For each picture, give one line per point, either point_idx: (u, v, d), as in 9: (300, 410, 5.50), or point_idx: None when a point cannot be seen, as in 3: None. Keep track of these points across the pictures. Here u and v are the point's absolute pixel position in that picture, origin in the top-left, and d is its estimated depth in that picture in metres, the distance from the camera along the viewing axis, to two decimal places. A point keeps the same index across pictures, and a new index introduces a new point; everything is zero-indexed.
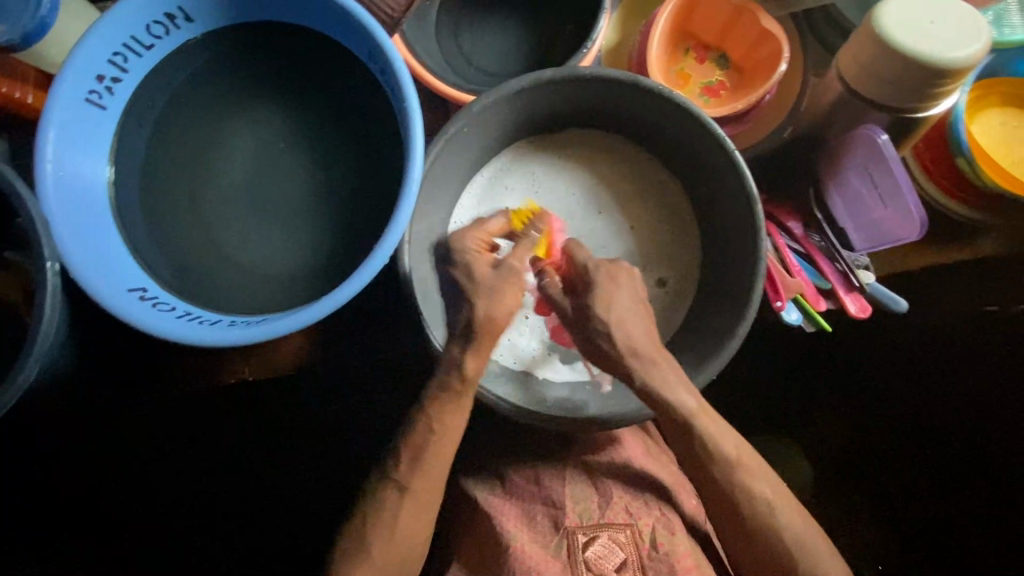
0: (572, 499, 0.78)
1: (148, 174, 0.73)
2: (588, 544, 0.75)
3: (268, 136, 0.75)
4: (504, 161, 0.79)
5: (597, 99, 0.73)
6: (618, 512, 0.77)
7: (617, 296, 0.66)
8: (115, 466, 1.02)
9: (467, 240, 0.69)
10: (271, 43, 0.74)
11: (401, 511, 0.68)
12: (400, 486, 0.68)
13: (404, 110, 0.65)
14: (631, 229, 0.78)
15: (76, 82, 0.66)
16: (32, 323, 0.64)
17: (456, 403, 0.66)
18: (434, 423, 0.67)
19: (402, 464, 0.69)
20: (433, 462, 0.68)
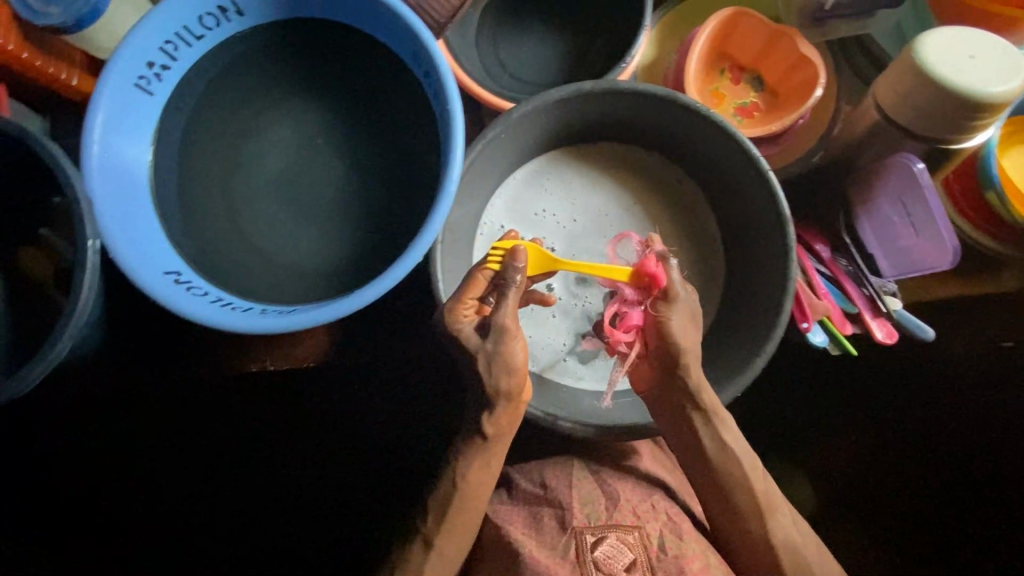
0: (578, 499, 0.75)
1: (187, 161, 0.74)
2: (596, 544, 0.71)
3: (306, 131, 0.77)
4: (535, 169, 0.80)
5: (634, 114, 0.74)
6: (626, 514, 0.74)
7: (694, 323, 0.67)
8: (119, 468, 1.06)
9: (451, 316, 0.66)
10: (318, 40, 0.75)
11: (425, 558, 0.73)
12: (426, 539, 0.73)
13: (447, 113, 0.66)
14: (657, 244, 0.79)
15: (127, 67, 0.67)
16: (69, 300, 0.64)
17: (482, 457, 0.72)
18: (466, 476, 0.73)
19: (431, 518, 0.74)
20: (460, 514, 0.73)
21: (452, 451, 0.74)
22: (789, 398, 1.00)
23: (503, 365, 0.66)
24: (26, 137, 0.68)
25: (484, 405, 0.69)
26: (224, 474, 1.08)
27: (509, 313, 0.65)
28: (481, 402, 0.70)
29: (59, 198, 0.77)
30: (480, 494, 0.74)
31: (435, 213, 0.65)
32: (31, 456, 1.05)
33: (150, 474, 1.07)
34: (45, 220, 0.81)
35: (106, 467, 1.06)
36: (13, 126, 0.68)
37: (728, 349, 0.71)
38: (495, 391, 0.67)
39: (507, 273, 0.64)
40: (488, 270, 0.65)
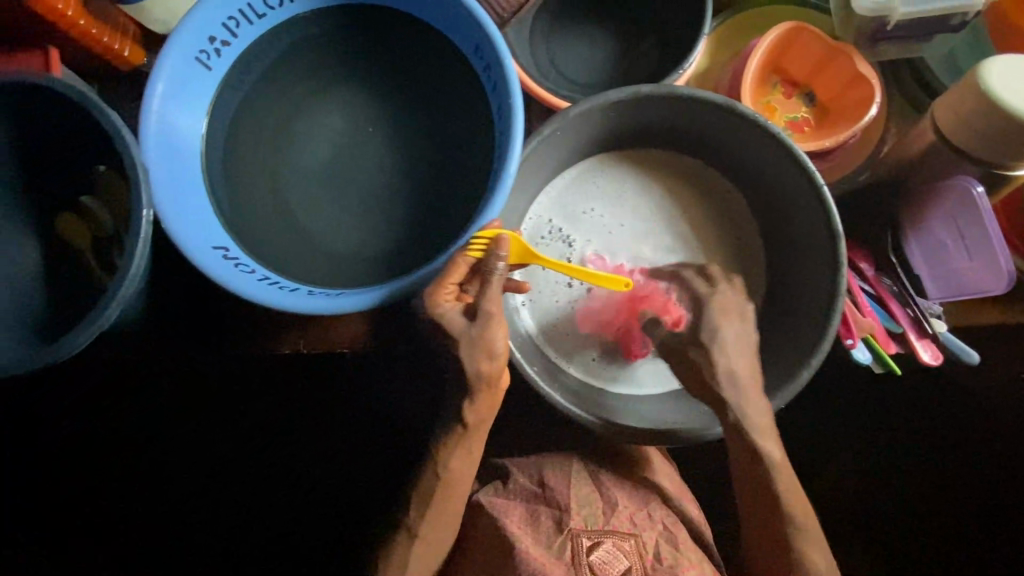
0: (578, 502, 0.79)
1: (239, 138, 0.74)
2: (592, 548, 0.75)
3: (356, 116, 0.76)
4: (583, 168, 0.79)
5: (688, 121, 0.74)
6: (623, 520, 0.78)
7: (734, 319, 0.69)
8: (121, 468, 1.09)
9: (433, 299, 0.65)
10: (378, 25, 0.75)
11: (409, 547, 0.74)
12: (410, 530, 0.74)
13: (507, 106, 0.66)
14: (700, 254, 0.79)
15: (190, 40, 0.67)
16: (119, 267, 0.63)
17: (462, 447, 0.71)
18: (453, 464, 0.72)
19: (414, 504, 0.74)
20: (443, 508, 0.74)
21: (436, 439, 0.73)
22: (812, 418, 1.00)
23: (485, 353, 0.65)
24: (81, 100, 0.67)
25: (464, 391, 0.68)
26: (233, 468, 1.09)
27: (494, 298, 0.65)
28: (461, 388, 0.69)
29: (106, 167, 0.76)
30: (465, 481, 0.74)
31: (490, 205, 0.64)
32: (31, 455, 1.08)
33: (160, 466, 1.09)
34: (89, 189, 0.80)
35: (110, 464, 1.09)
36: (69, 87, 0.67)
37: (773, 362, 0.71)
38: (475, 378, 0.66)
39: (489, 258, 0.65)
40: (472, 256, 0.65)
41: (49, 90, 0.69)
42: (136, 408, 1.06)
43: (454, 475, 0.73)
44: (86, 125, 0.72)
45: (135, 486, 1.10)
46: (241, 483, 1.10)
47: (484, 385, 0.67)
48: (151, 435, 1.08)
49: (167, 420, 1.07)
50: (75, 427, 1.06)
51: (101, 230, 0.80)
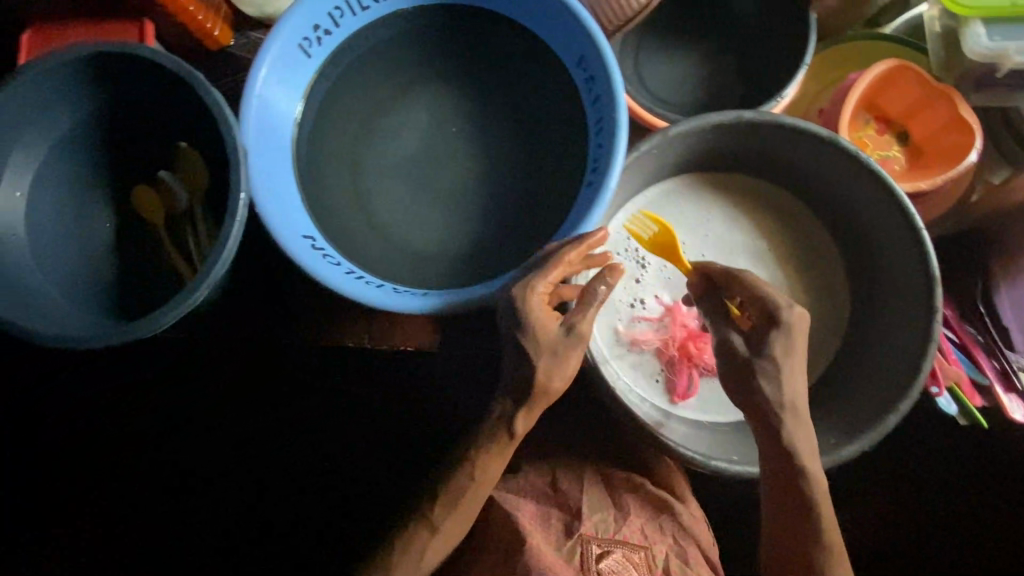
0: (591, 509, 0.77)
1: (327, 128, 0.73)
2: (601, 557, 0.73)
3: (445, 116, 0.75)
4: (667, 187, 0.78)
5: (786, 150, 0.72)
6: (633, 531, 0.76)
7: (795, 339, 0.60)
8: (127, 467, 1.05)
9: (529, 297, 0.61)
10: (478, 27, 0.74)
11: (429, 543, 0.67)
12: (432, 524, 0.67)
13: (611, 120, 0.65)
14: (777, 290, 0.77)
15: (295, 27, 0.67)
16: (212, 248, 0.62)
17: (500, 454, 0.65)
18: (482, 469, 0.66)
19: (438, 505, 0.67)
20: (467, 505, 0.67)
21: (472, 444, 0.66)
22: (870, 471, 0.93)
23: (559, 368, 0.61)
24: (185, 75, 0.66)
25: (517, 396, 0.63)
26: (246, 469, 1.05)
27: (591, 320, 0.62)
28: (510, 394, 0.64)
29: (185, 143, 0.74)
30: (483, 492, 0.67)
31: (587, 219, 0.65)
32: (32, 456, 1.03)
33: (169, 465, 1.05)
34: (163, 165, 0.76)
35: (111, 464, 1.04)
36: (172, 61, 0.65)
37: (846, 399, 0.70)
38: (539, 389, 0.62)
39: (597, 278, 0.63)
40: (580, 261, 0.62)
41: (146, 62, 0.66)
42: (144, 404, 1.02)
43: (474, 480, 0.66)
44: (180, 102, 0.70)
45: (136, 488, 1.05)
46: (253, 486, 1.05)
47: (545, 393, 0.62)
48: (161, 433, 1.04)
49: (179, 419, 1.03)
50: (78, 421, 1.02)
51: (172, 208, 0.75)
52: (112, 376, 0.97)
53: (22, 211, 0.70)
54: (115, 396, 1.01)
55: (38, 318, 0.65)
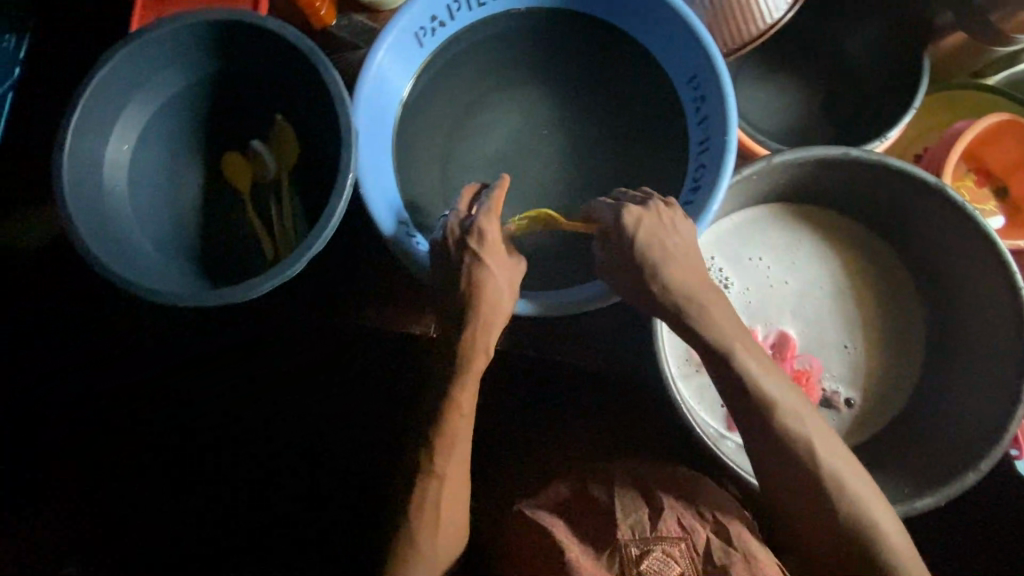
0: (622, 509, 0.65)
1: (426, 117, 0.73)
2: (641, 558, 0.61)
3: (542, 116, 0.74)
4: (755, 214, 0.76)
5: (883, 191, 0.71)
6: (670, 522, 0.64)
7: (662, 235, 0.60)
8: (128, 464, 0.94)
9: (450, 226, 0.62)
10: (587, 34, 0.73)
11: (441, 493, 0.62)
12: (435, 476, 0.62)
13: (718, 141, 0.65)
14: (854, 336, 0.75)
15: (415, 15, 0.67)
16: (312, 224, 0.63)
17: (470, 379, 0.62)
18: (463, 407, 0.62)
19: (437, 453, 0.62)
20: (454, 440, 0.62)
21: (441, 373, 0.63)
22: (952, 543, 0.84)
23: (506, 267, 0.62)
24: (305, 50, 0.66)
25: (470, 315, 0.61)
26: (252, 472, 0.94)
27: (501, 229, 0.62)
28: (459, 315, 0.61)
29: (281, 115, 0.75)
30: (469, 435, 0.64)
31: None
32: (32, 456, 0.92)
33: (174, 460, 0.93)
34: (258, 134, 0.76)
35: (109, 465, 0.93)
36: (295, 35, 0.66)
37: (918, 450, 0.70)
38: (492, 298, 0.60)
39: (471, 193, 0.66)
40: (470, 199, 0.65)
41: (269, 33, 0.68)
42: (150, 389, 0.90)
43: (463, 415, 0.62)
44: (293, 77, 0.72)
45: (137, 490, 0.94)
46: (261, 488, 0.93)
47: (503, 304, 0.62)
48: (159, 435, 0.92)
49: (182, 420, 0.92)
50: (87, 399, 0.89)
51: (261, 177, 0.76)
52: (114, 374, 0.88)
53: (126, 162, 0.71)
54: (114, 397, 0.90)
55: (131, 268, 0.66)
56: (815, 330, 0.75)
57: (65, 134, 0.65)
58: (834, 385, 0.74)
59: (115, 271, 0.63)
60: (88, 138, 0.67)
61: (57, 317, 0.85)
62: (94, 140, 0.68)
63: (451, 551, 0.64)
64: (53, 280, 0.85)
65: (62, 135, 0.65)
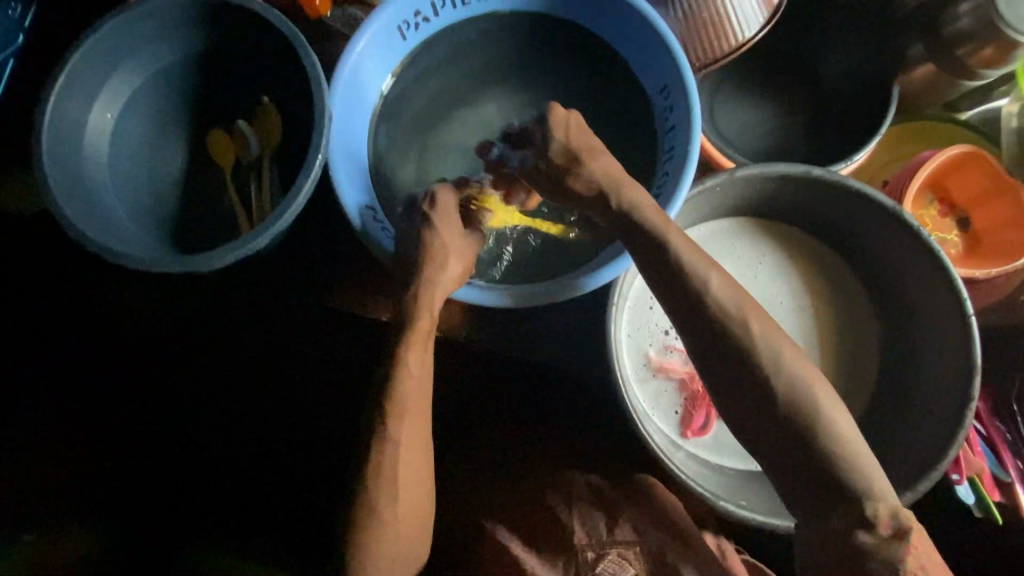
0: (580, 519, 0.72)
1: (404, 107, 0.75)
2: (596, 562, 0.69)
3: (519, 114, 0.76)
4: (717, 227, 0.78)
5: (842, 214, 0.72)
6: (625, 530, 0.71)
7: (576, 131, 0.63)
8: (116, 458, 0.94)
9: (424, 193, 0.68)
10: (565, 40, 0.74)
11: (398, 459, 0.62)
12: (393, 441, 0.61)
13: (682, 150, 0.66)
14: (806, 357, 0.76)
15: (399, 9, 0.69)
16: (282, 201, 0.64)
17: (421, 340, 0.62)
18: (411, 366, 0.61)
19: (392, 420, 0.61)
20: (410, 400, 0.61)
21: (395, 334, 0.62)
22: None
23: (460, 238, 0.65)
24: (288, 33, 0.68)
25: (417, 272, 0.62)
26: (238, 468, 0.96)
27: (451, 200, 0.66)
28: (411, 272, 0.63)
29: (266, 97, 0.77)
30: (421, 398, 0.62)
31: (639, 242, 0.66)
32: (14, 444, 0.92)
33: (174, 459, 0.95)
34: (243, 115, 0.78)
35: (109, 465, 0.93)
36: (279, 19, 0.68)
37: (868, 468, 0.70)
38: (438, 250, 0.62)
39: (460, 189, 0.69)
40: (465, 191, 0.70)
41: (256, 16, 0.69)
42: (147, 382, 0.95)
43: (415, 377, 0.61)
44: (278, 63, 0.74)
45: (137, 490, 0.94)
46: (245, 485, 0.96)
47: (451, 269, 0.63)
48: (160, 435, 0.95)
49: (182, 420, 0.96)
50: (83, 387, 0.93)
51: (242, 156, 0.77)
52: (113, 373, 0.93)
53: (108, 130, 0.73)
54: (116, 395, 0.94)
55: (104, 233, 0.68)
56: None
57: (48, 97, 0.66)
58: None
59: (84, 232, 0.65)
60: (71, 104, 0.69)
61: (58, 317, 0.91)
62: (77, 107, 0.69)
63: (418, 521, 0.65)
64: (54, 281, 0.90)
65: (45, 98, 0.66)
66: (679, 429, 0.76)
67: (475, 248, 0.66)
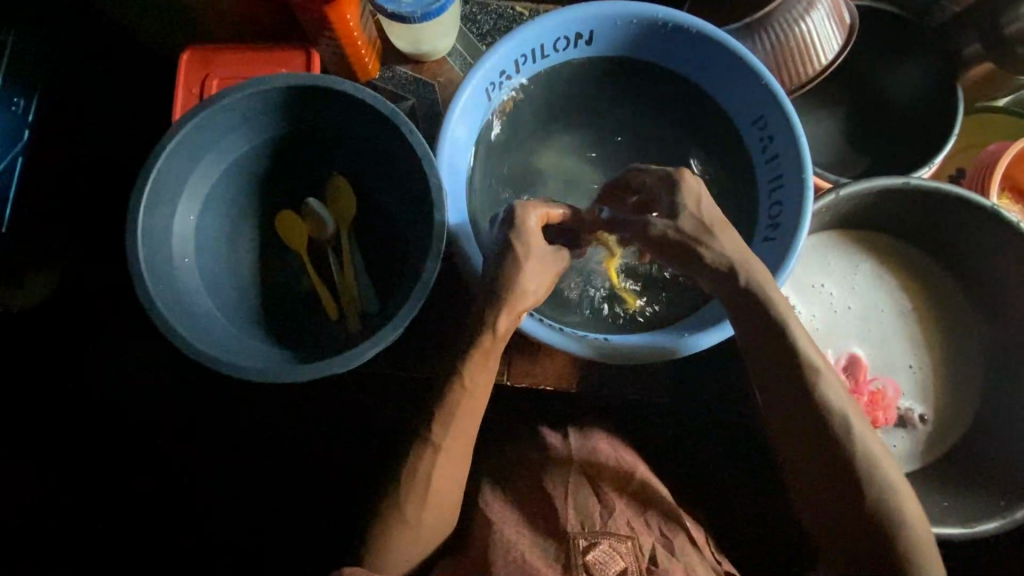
0: (573, 503, 0.69)
1: (493, 166, 0.74)
2: (588, 549, 0.65)
3: (607, 158, 0.76)
4: (818, 242, 0.79)
5: (933, 217, 0.75)
6: (619, 523, 0.68)
7: (704, 202, 0.64)
8: (121, 446, 1.00)
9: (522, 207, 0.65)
10: (645, 80, 0.74)
11: (436, 466, 0.63)
12: (434, 445, 0.63)
13: (792, 178, 0.67)
14: (919, 356, 0.78)
15: (486, 72, 0.68)
16: (414, 279, 0.62)
17: (484, 360, 0.62)
18: (465, 380, 0.62)
19: (436, 425, 0.63)
20: (463, 417, 0.63)
21: (457, 350, 0.63)
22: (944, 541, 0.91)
23: (542, 265, 0.62)
24: (385, 112, 0.66)
25: (491, 293, 0.61)
26: (235, 463, 0.99)
27: (534, 217, 0.64)
28: (485, 292, 0.62)
29: (340, 172, 0.75)
30: (474, 407, 0.64)
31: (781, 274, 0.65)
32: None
33: (181, 448, 0.99)
34: (316, 193, 0.75)
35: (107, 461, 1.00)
36: (375, 98, 0.65)
37: (982, 468, 0.73)
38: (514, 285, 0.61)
39: (555, 204, 0.66)
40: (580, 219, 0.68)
41: (344, 96, 0.66)
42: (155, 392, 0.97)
43: (467, 390, 0.62)
44: (364, 136, 0.71)
45: (129, 483, 1.00)
46: (239, 482, 0.99)
47: (530, 296, 0.61)
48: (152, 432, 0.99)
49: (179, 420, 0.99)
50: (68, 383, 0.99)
51: (318, 235, 0.74)
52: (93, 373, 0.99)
53: (193, 233, 0.69)
54: (106, 397, 0.98)
55: (215, 340, 0.64)
56: (886, 351, 0.78)
57: (137, 211, 0.62)
58: (907, 404, 0.76)
59: (186, 337, 0.61)
60: (157, 213, 0.65)
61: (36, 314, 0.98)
62: (165, 213, 0.66)
63: (442, 522, 0.66)
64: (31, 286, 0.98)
65: (134, 212, 0.62)
66: None
67: (560, 266, 0.64)
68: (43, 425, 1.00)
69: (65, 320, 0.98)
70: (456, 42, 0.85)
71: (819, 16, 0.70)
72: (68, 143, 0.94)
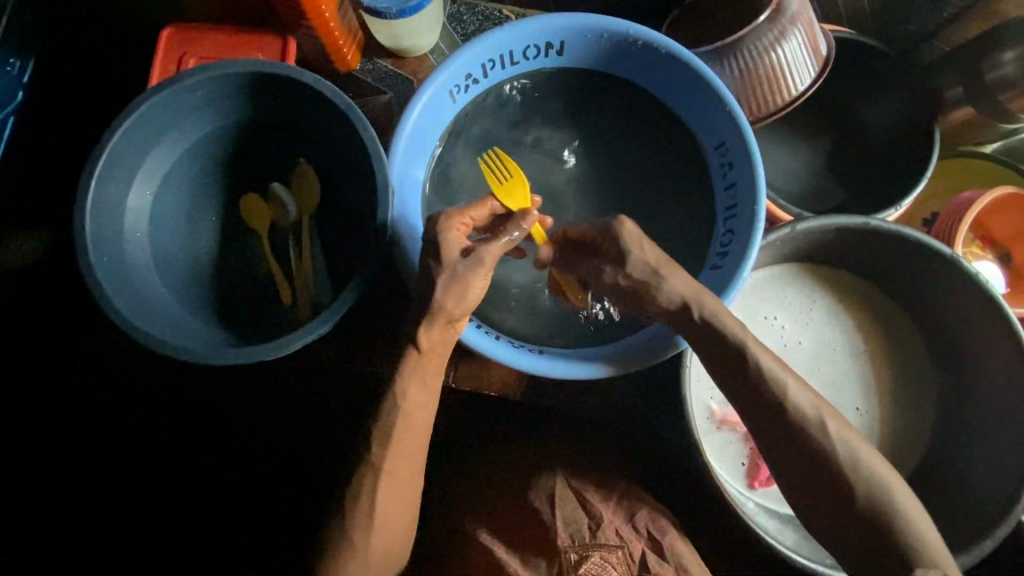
0: (561, 518, 0.68)
1: (454, 167, 0.74)
2: (580, 564, 0.65)
3: (575, 168, 0.75)
4: (777, 275, 0.78)
5: (890, 259, 0.74)
6: (609, 533, 0.68)
7: (647, 246, 0.64)
8: (118, 449, 1.01)
9: (445, 222, 0.62)
10: (613, 96, 0.74)
11: (379, 489, 0.61)
12: (377, 469, 0.61)
13: (747, 205, 0.66)
14: (866, 400, 0.77)
15: (451, 74, 0.68)
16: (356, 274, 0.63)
17: (416, 370, 0.61)
18: (405, 398, 0.61)
19: (375, 444, 0.61)
20: (408, 442, 0.62)
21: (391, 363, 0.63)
22: None
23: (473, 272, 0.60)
24: (341, 105, 0.66)
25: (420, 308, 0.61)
26: (229, 464, 1.00)
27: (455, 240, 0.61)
28: (418, 305, 0.61)
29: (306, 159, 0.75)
30: (421, 426, 0.63)
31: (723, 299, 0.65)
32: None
33: (180, 454, 1.01)
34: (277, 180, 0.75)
35: (107, 463, 1.01)
36: (333, 91, 0.66)
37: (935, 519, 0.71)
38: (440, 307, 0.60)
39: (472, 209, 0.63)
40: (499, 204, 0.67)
41: (304, 86, 0.67)
42: (153, 392, 0.96)
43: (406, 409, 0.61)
44: (330, 134, 0.71)
45: (126, 486, 1.02)
46: (234, 481, 1.01)
47: (461, 305, 0.60)
48: (145, 438, 1.00)
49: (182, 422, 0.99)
50: (59, 389, 0.98)
51: (280, 219, 0.74)
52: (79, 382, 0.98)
53: (147, 210, 0.71)
54: (88, 398, 0.98)
55: (152, 318, 0.65)
56: (833, 391, 0.77)
57: (87, 182, 0.64)
58: None
59: (114, 304, 0.62)
60: (111, 188, 0.67)
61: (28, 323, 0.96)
62: (117, 186, 0.67)
63: (393, 551, 0.64)
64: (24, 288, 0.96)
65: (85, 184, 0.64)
66: (745, 483, 0.77)
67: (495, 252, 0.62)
68: (35, 429, 1.00)
69: (63, 321, 0.96)
70: (439, 39, 0.85)
71: (792, 44, 0.68)
72: (69, 143, 0.93)
